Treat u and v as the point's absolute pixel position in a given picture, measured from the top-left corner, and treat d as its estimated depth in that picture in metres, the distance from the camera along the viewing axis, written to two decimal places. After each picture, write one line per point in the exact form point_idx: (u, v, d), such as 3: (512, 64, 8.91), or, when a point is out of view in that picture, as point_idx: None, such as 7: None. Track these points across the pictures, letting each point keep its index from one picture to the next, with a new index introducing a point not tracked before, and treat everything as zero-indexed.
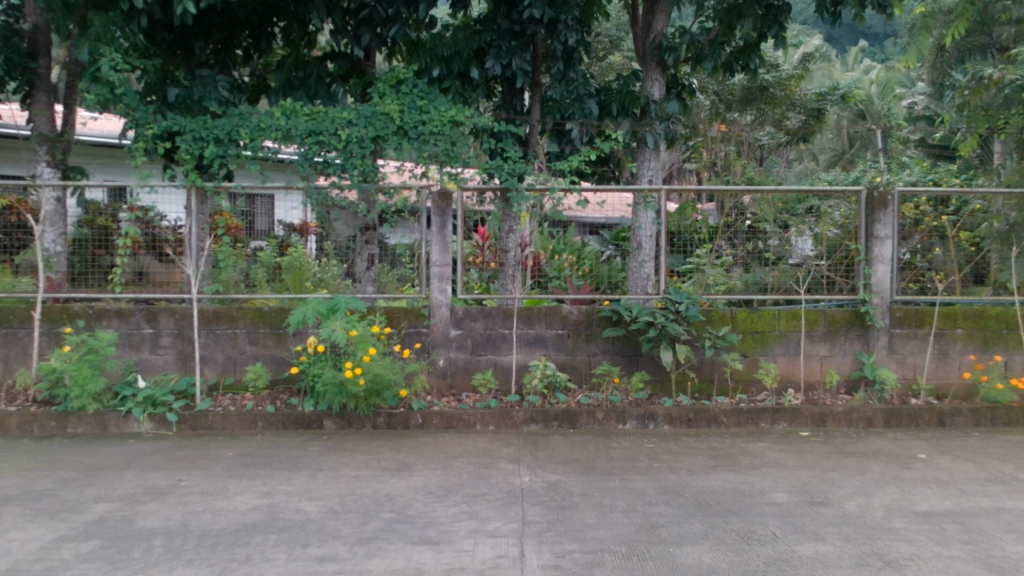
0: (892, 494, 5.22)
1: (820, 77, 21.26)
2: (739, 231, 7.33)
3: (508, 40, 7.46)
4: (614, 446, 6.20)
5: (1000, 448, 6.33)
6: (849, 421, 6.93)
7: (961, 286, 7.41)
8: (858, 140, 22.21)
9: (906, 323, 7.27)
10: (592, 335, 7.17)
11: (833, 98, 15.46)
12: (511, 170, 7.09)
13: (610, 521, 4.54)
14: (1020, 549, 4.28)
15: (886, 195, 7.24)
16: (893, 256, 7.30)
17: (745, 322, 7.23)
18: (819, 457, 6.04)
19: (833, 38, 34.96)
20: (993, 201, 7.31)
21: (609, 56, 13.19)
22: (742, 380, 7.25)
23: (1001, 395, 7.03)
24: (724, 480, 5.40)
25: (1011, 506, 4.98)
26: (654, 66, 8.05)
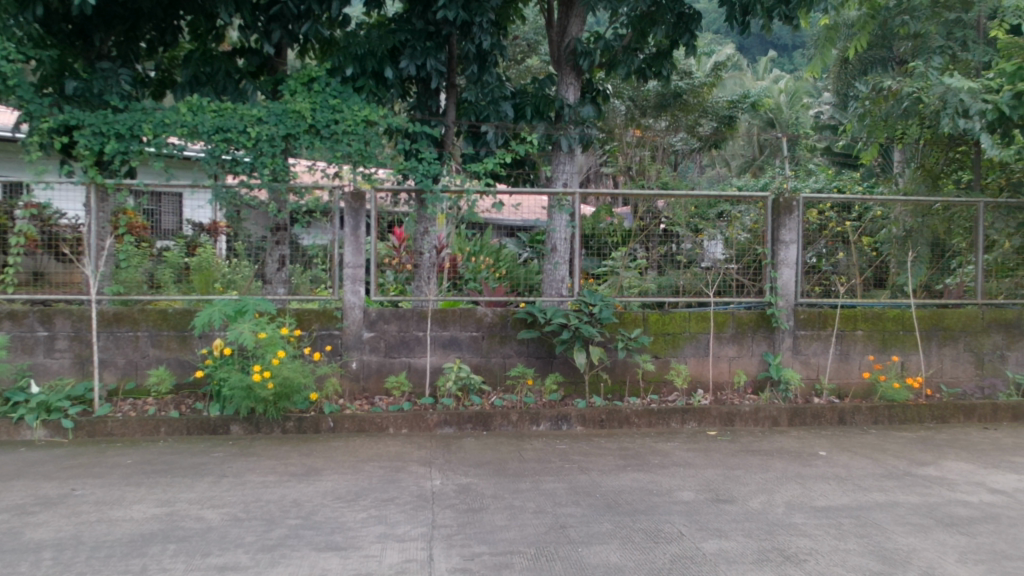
0: (793, 490, 5.39)
1: (732, 85, 21.87)
2: (653, 235, 7.44)
3: (423, 40, 7.41)
4: (526, 448, 6.24)
5: (895, 444, 6.60)
6: (756, 420, 7.12)
7: (863, 289, 7.71)
8: (767, 147, 22.90)
9: (810, 325, 7.51)
10: (507, 336, 7.18)
11: (743, 106, 15.93)
12: (425, 170, 7.02)
13: (520, 522, 4.56)
14: (911, 541, 4.47)
15: (790, 201, 7.47)
16: (798, 261, 7.54)
17: (657, 324, 7.36)
18: (725, 456, 6.19)
19: (745, 48, 36.04)
20: (892, 208, 7.69)
21: (526, 60, 13.32)
22: (654, 381, 7.37)
23: (897, 394, 7.33)
24: (633, 480, 5.48)
25: (903, 500, 5.20)
26: (569, 71, 8.07)
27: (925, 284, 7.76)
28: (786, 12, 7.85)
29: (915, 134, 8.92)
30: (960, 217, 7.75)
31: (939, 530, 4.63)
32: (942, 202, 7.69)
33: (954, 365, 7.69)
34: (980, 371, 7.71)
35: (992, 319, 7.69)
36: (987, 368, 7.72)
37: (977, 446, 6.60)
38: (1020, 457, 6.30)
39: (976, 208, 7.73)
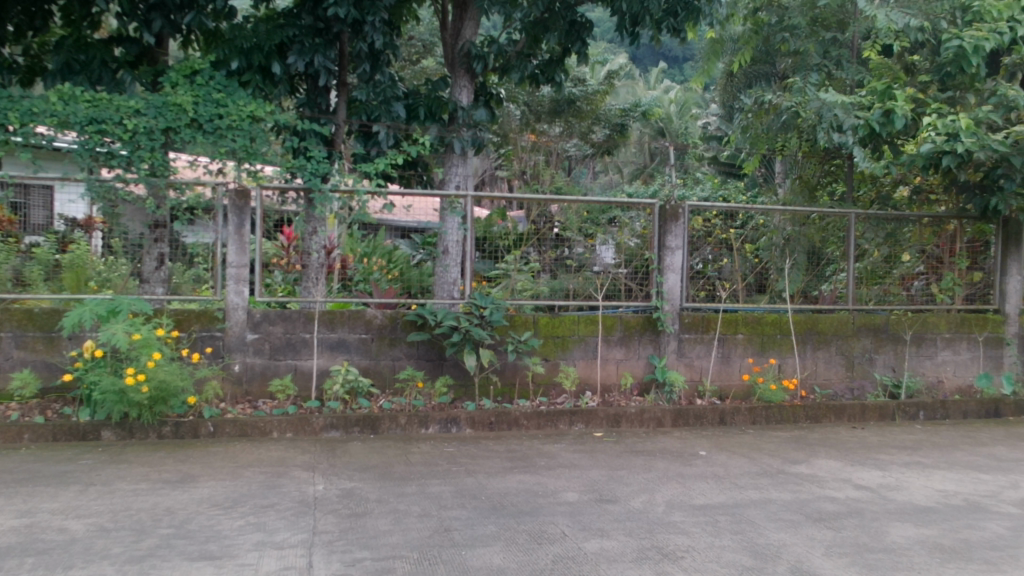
0: (674, 489, 5.54)
1: (625, 94, 22.41)
2: (546, 238, 7.53)
3: (311, 37, 7.29)
4: (413, 451, 6.19)
5: (771, 444, 6.88)
6: (641, 421, 7.29)
7: (745, 294, 8.02)
8: (658, 155, 23.46)
9: (693, 328, 7.76)
10: (397, 339, 7.11)
11: (635, 115, 16.33)
12: (313, 170, 6.90)
13: (404, 527, 4.52)
14: (781, 536, 4.66)
15: (677, 208, 7.69)
16: (683, 266, 7.77)
17: (546, 327, 7.45)
18: (610, 456, 6.31)
19: (637, 58, 36.99)
20: (772, 217, 7.99)
21: (422, 60, 13.27)
22: (543, 383, 7.46)
23: (775, 395, 7.64)
24: (519, 482, 5.52)
25: (776, 497, 5.42)
26: (463, 73, 8.08)
27: (802, 290, 8.11)
28: (673, 24, 8.06)
29: (794, 147, 9.36)
30: (833, 228, 8.15)
31: (808, 525, 4.85)
32: (818, 212, 8.07)
33: (827, 367, 8.09)
34: (850, 373, 8.15)
35: (861, 324, 8.16)
36: (857, 371, 8.16)
37: (845, 444, 6.94)
38: (884, 454, 6.67)
39: (848, 219, 8.16)
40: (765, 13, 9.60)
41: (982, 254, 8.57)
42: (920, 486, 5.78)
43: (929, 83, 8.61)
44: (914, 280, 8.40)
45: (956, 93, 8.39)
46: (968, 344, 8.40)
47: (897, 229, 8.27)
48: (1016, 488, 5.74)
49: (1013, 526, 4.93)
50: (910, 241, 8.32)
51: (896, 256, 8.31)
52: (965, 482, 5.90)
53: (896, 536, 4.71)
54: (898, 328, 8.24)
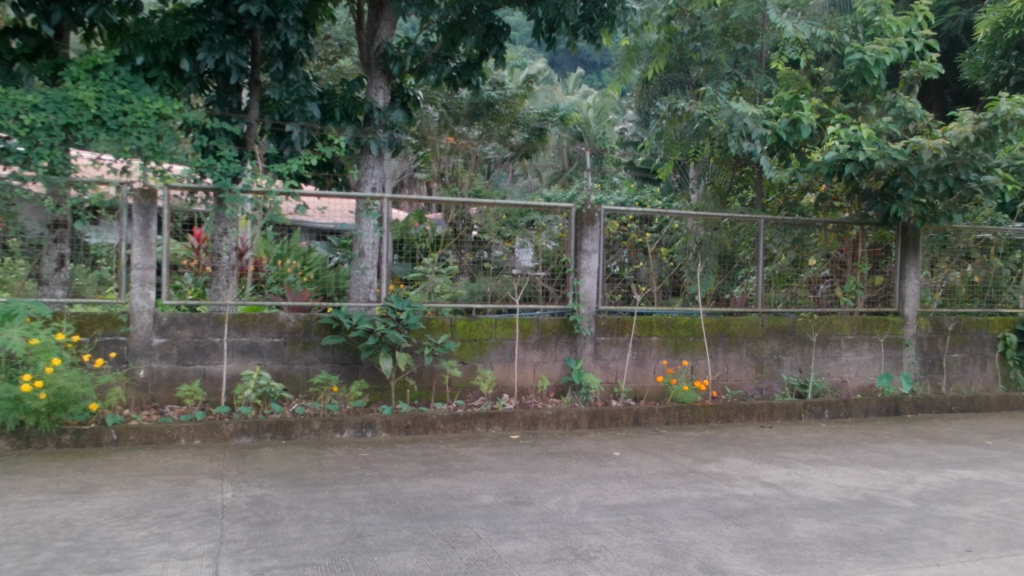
0: (588, 490, 5.60)
1: (544, 98, 22.61)
2: (465, 241, 7.51)
3: (222, 33, 7.12)
4: (327, 456, 6.10)
5: (683, 444, 7.03)
6: (557, 423, 7.35)
7: (659, 297, 8.16)
8: (576, 160, 23.71)
9: (609, 331, 7.87)
10: (310, 343, 7.00)
11: (553, 119, 16.44)
12: (223, 170, 6.79)
13: (315, 533, 4.45)
14: (691, 534, 4.76)
15: (593, 212, 7.75)
16: (599, 269, 7.86)
17: (464, 331, 7.44)
18: (525, 458, 6.35)
19: (556, 64, 37.39)
20: (685, 221, 8.19)
21: (338, 60, 13.06)
22: (460, 387, 7.45)
23: (688, 395, 7.81)
24: (434, 486, 5.50)
25: (687, 496, 5.54)
26: (379, 74, 7.99)
27: (714, 292, 8.31)
28: (589, 31, 8.14)
29: (707, 154, 9.61)
30: (744, 233, 8.37)
31: (716, 523, 4.97)
32: (729, 217, 8.28)
33: (737, 369, 8.33)
34: (759, 374, 8.40)
35: (770, 326, 8.42)
36: (765, 372, 8.43)
37: (754, 443, 7.15)
38: (790, 452, 6.89)
39: (757, 224, 8.39)
40: (678, 22, 9.68)
41: (882, 259, 8.97)
42: (823, 482, 6.00)
43: (833, 94, 8.94)
44: (820, 283, 8.70)
45: (858, 104, 8.69)
46: (870, 345, 8.78)
47: (803, 234, 8.57)
48: (911, 483, 6.01)
49: (908, 518, 5.16)
50: (816, 246, 8.63)
51: (802, 260, 8.61)
52: (865, 477, 6.14)
53: (799, 531, 4.87)
54: (805, 330, 8.55)
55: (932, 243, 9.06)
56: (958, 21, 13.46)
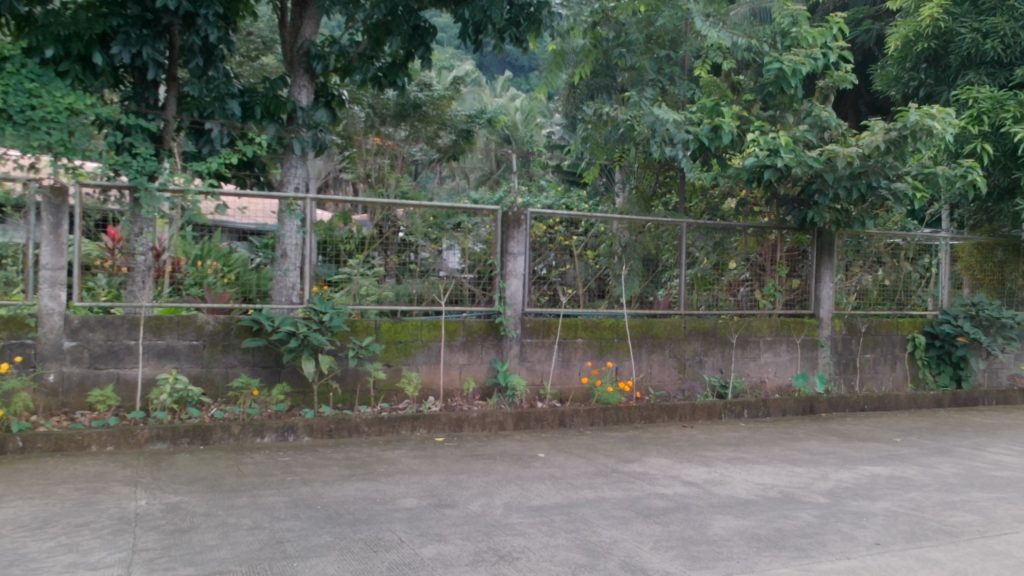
0: (512, 491, 5.62)
1: (471, 100, 22.61)
2: (392, 243, 7.46)
3: (138, 27, 6.91)
4: (246, 461, 5.97)
5: (607, 444, 7.12)
6: (483, 425, 7.35)
7: (585, 299, 8.25)
8: (503, 162, 23.77)
9: (534, 333, 7.91)
10: (230, 345, 6.84)
11: (480, 121, 16.31)
12: (139, 168, 6.51)
13: (233, 540, 4.35)
14: (614, 533, 4.82)
15: (519, 215, 7.81)
16: (525, 272, 7.88)
17: (389, 333, 7.37)
18: (450, 461, 6.33)
19: (484, 65, 37.48)
20: (610, 225, 8.28)
21: (261, 57, 12.78)
22: (385, 389, 7.38)
23: (612, 397, 7.94)
24: (357, 490, 5.44)
25: (610, 496, 5.61)
26: (303, 73, 7.87)
27: (639, 295, 8.44)
28: (516, 34, 8.17)
29: (632, 158, 9.75)
30: (667, 236, 8.53)
31: (638, 522, 5.04)
32: (653, 221, 8.40)
33: (661, 370, 8.48)
34: (682, 375, 8.57)
35: (692, 328, 8.60)
36: (688, 372, 8.60)
37: (676, 443, 7.28)
38: (710, 451, 7.04)
39: (679, 228, 8.58)
40: (603, 27, 9.76)
41: (800, 262, 9.25)
42: (742, 480, 6.15)
43: (753, 102, 9.17)
44: (740, 286, 8.92)
45: (776, 112, 8.84)
46: (787, 346, 9.04)
47: (724, 238, 8.79)
48: (825, 480, 6.21)
49: (821, 514, 5.33)
50: (736, 249, 8.86)
51: (723, 263, 8.82)
52: (781, 475, 6.32)
53: (718, 528, 4.98)
54: (725, 331, 8.75)
55: (845, 248, 9.40)
56: (871, 34, 14.04)
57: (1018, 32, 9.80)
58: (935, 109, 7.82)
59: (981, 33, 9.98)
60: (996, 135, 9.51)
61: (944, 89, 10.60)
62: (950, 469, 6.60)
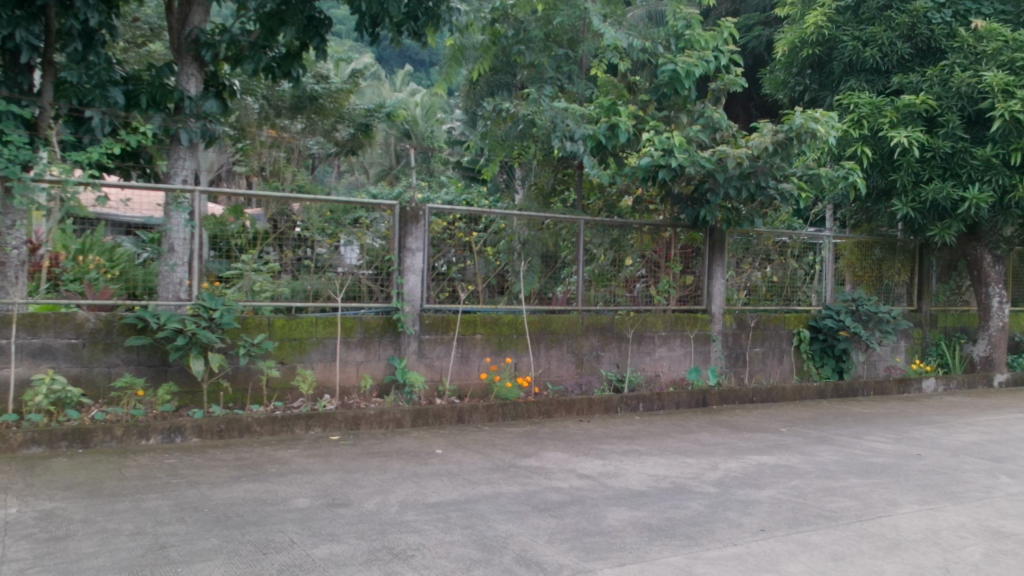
0: (408, 489, 5.57)
1: (371, 94, 22.34)
2: (288, 238, 7.31)
3: (11, 9, 6.57)
4: (129, 464, 5.73)
5: (505, 439, 7.15)
6: (380, 423, 7.27)
7: (485, 296, 8.26)
8: (404, 158, 23.58)
9: (433, 329, 7.87)
10: (113, 344, 6.54)
11: (379, 115, 16.08)
12: (11, 156, 6.10)
13: (112, 547, 4.16)
14: (509, 528, 4.85)
15: (417, 210, 7.75)
16: (423, 268, 7.82)
17: (282, 329, 7.21)
18: (345, 460, 6.23)
19: (384, 59, 37.16)
20: (510, 221, 8.32)
21: (147, 44, 12.25)
22: (278, 388, 7.21)
23: (511, 392, 7.99)
24: (247, 491, 5.29)
25: (506, 491, 5.64)
26: (191, 60, 7.57)
27: (538, 291, 8.52)
28: (413, 28, 8.08)
29: (531, 155, 9.79)
30: (566, 233, 8.62)
31: (533, 515, 5.08)
32: (551, 218, 8.50)
33: (559, 365, 8.58)
34: (579, 370, 8.70)
35: (590, 324, 8.75)
36: (585, 367, 8.73)
37: (572, 437, 7.37)
38: (606, 444, 7.16)
39: (577, 225, 8.68)
40: (501, 25, 9.73)
41: (693, 259, 9.52)
42: (635, 472, 6.28)
43: (648, 102, 9.36)
44: (636, 283, 9.14)
45: (670, 113, 9.10)
46: (681, 341, 9.30)
47: (620, 235, 8.96)
48: (715, 470, 6.41)
49: (710, 503, 5.49)
50: (632, 247, 9.05)
51: (620, 260, 8.99)
52: (673, 466, 6.48)
53: (611, 520, 5.07)
54: (621, 327, 8.92)
55: (735, 246, 9.72)
56: (761, 40, 14.62)
57: (895, 41, 10.29)
58: (818, 113, 8.16)
59: (861, 41, 10.45)
60: (874, 138, 10.02)
61: (827, 94, 11.14)
62: (830, 457, 6.92)
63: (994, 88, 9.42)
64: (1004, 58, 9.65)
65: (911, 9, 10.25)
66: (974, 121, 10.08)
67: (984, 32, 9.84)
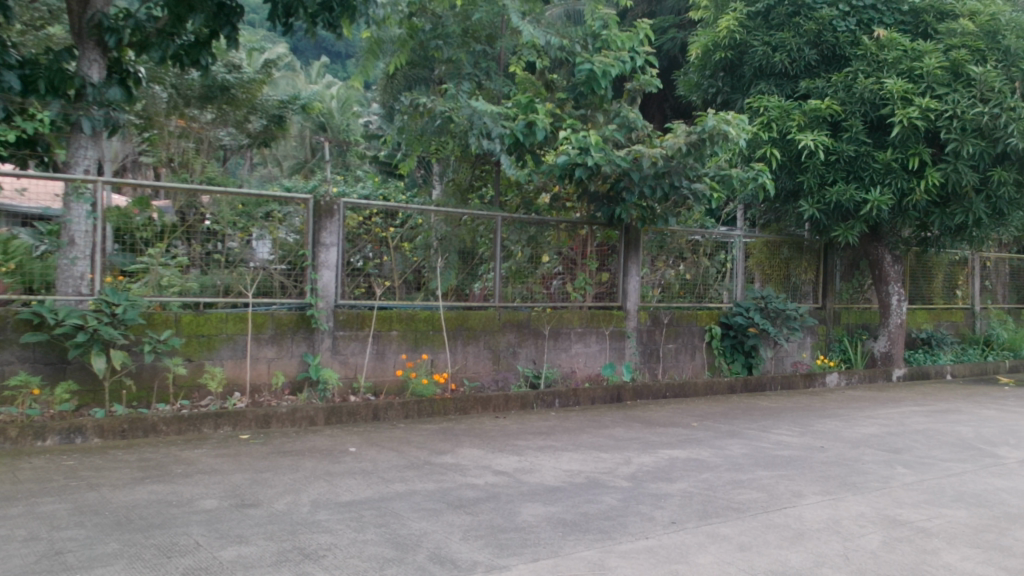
0: (320, 488, 5.47)
1: (285, 85, 21.88)
2: (197, 231, 7.09)
3: None
4: (23, 467, 5.45)
5: (420, 436, 7.10)
6: (292, 421, 7.12)
7: (401, 292, 8.18)
8: (319, 151, 23.21)
9: (348, 325, 7.75)
10: (6, 341, 6.20)
11: (294, 106, 15.76)
12: None
13: (4, 555, 3.95)
14: (423, 525, 4.81)
15: (332, 204, 7.62)
16: (337, 263, 7.70)
17: (190, 326, 6.96)
18: (255, 459, 6.07)
19: (298, 50, 36.48)
20: (427, 217, 8.26)
21: (46, 28, 11.67)
22: (186, 386, 6.97)
23: (426, 390, 7.97)
24: (150, 493, 5.11)
25: (420, 488, 5.59)
26: (93, 46, 7.27)
27: (456, 288, 8.50)
28: (328, 19, 7.88)
29: (448, 151, 9.69)
30: (483, 229, 8.61)
31: (448, 513, 5.06)
32: (468, 214, 8.48)
33: (476, 361, 8.57)
34: (496, 366, 8.71)
35: (506, 320, 8.75)
36: (502, 364, 8.74)
37: (488, 433, 7.37)
38: (521, 440, 7.18)
39: (495, 222, 8.68)
40: (419, 19, 9.64)
41: (608, 257, 9.63)
42: (550, 468, 6.32)
43: (565, 101, 9.41)
44: (553, 280, 9.22)
45: (587, 112, 9.17)
46: (597, 337, 9.40)
47: (537, 232, 9.00)
48: (628, 464, 6.50)
49: (623, 497, 5.57)
50: (549, 244, 9.11)
51: (537, 257, 9.05)
52: (587, 461, 6.55)
53: (526, 515, 5.09)
54: (538, 323, 8.95)
55: (650, 244, 9.89)
56: (676, 42, 14.93)
57: (803, 47, 10.64)
58: (729, 115, 8.38)
59: (770, 46, 10.75)
60: (783, 141, 10.36)
61: (738, 97, 11.41)
62: (739, 450, 7.10)
63: (895, 95, 9.85)
64: (903, 67, 10.07)
65: (817, 16, 10.58)
66: (876, 126, 10.49)
67: (885, 41, 10.25)
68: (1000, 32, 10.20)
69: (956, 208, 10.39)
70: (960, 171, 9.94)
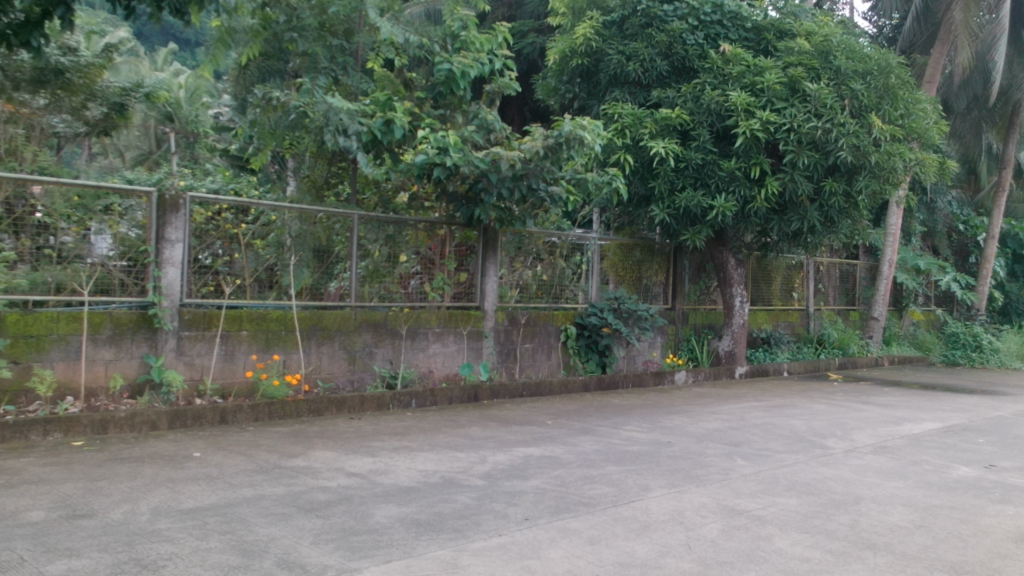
0: (160, 496, 5.21)
1: (127, 71, 20.71)
2: (27, 224, 6.59)
3: None
4: None
5: (270, 439, 6.89)
6: (131, 426, 6.74)
7: (252, 291, 7.93)
8: (165, 142, 22.13)
9: (193, 325, 7.42)
10: None
11: (137, 94, 14.92)
12: None
13: None
14: (271, 531, 4.67)
15: (178, 198, 7.27)
16: (183, 260, 7.35)
17: (16, 326, 6.47)
18: (88, 467, 5.71)
19: (140, 34, 34.64)
20: (281, 214, 8.03)
21: None
22: (11, 390, 6.46)
23: (277, 391, 7.76)
24: None
25: (270, 493, 5.42)
26: None
27: (310, 287, 8.31)
28: (176, 5, 7.47)
29: (303, 147, 9.43)
30: (339, 228, 8.46)
31: (298, 517, 4.93)
32: (324, 211, 8.31)
33: (330, 362, 8.41)
34: (352, 366, 8.56)
35: (362, 320, 8.63)
36: (358, 364, 8.61)
37: (342, 435, 7.24)
38: (375, 441, 7.10)
39: (351, 220, 8.54)
40: (273, 9, 9.34)
41: (466, 257, 9.66)
42: (405, 468, 6.27)
43: (424, 100, 9.39)
44: (411, 279, 9.16)
45: (446, 111, 9.19)
46: (454, 337, 9.44)
47: (395, 231, 8.92)
48: (483, 463, 6.55)
49: (477, 496, 5.61)
50: (407, 243, 9.05)
51: (395, 256, 8.96)
52: (442, 461, 6.54)
53: (379, 517, 5.03)
54: (395, 323, 8.89)
55: (508, 244, 10.00)
56: (535, 46, 15.19)
57: (654, 58, 11.06)
58: (585, 121, 8.61)
59: (624, 55, 11.13)
60: (635, 147, 10.74)
61: (594, 104, 11.72)
62: (591, 447, 7.30)
63: (739, 107, 10.38)
64: (746, 81, 10.63)
65: (668, 28, 11.02)
66: (721, 136, 11.05)
67: (730, 56, 10.80)
68: (831, 53, 10.91)
69: (793, 216, 11.14)
70: (796, 181, 10.69)
